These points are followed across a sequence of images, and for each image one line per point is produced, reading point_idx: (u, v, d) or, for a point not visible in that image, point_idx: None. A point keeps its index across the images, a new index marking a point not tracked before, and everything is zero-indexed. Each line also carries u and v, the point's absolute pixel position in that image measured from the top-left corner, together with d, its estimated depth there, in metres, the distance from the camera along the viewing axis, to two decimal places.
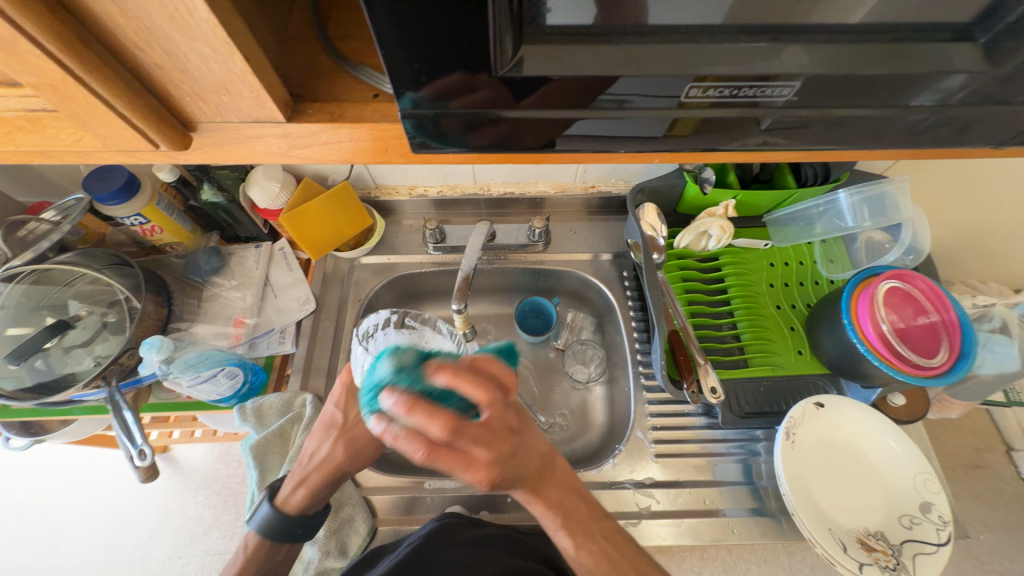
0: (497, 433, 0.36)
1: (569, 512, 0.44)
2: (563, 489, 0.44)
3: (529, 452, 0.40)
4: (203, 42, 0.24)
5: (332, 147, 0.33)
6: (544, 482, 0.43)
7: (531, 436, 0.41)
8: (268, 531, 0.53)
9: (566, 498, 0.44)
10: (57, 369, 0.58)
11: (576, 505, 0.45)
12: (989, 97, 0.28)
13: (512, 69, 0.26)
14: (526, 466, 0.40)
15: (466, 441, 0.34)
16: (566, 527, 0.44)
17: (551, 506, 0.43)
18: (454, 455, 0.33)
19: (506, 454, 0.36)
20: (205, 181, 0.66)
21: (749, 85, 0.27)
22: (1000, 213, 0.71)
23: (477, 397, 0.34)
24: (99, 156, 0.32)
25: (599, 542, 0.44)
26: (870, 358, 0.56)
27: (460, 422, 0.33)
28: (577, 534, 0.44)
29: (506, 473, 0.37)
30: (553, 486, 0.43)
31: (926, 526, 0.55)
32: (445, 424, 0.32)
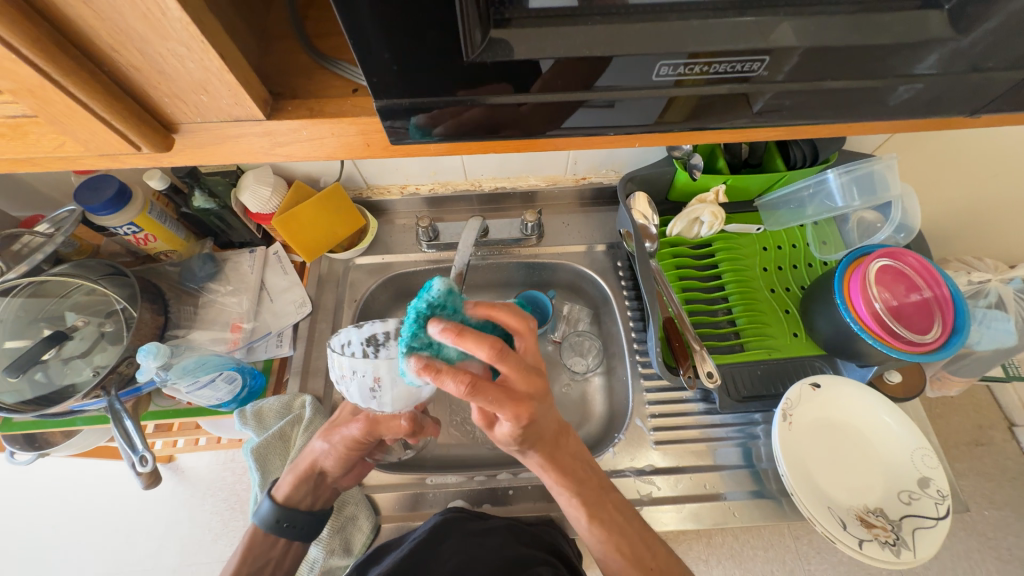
0: (535, 371, 0.39)
1: (581, 483, 0.47)
2: (577, 460, 0.47)
3: (550, 413, 0.43)
4: (176, 42, 0.24)
5: (313, 143, 0.33)
6: (560, 450, 0.46)
7: (551, 404, 0.44)
8: (260, 520, 0.57)
9: (579, 468, 0.48)
10: (57, 381, 0.58)
11: (595, 477, 0.48)
12: (965, 66, 0.28)
13: (480, 55, 0.26)
14: (546, 430, 0.44)
15: (509, 371, 0.37)
16: (579, 496, 0.47)
17: (566, 475, 0.46)
18: (496, 388, 0.37)
19: (535, 396, 0.39)
20: (197, 188, 0.66)
21: (719, 61, 0.27)
22: (990, 188, 0.71)
23: (514, 325, 0.40)
24: (82, 162, 0.32)
25: (612, 513, 0.47)
26: (864, 336, 0.56)
27: (506, 348, 0.36)
28: (591, 503, 0.47)
29: (526, 431, 0.41)
30: (569, 456, 0.47)
31: (924, 501, 0.55)
32: (493, 346, 0.35)
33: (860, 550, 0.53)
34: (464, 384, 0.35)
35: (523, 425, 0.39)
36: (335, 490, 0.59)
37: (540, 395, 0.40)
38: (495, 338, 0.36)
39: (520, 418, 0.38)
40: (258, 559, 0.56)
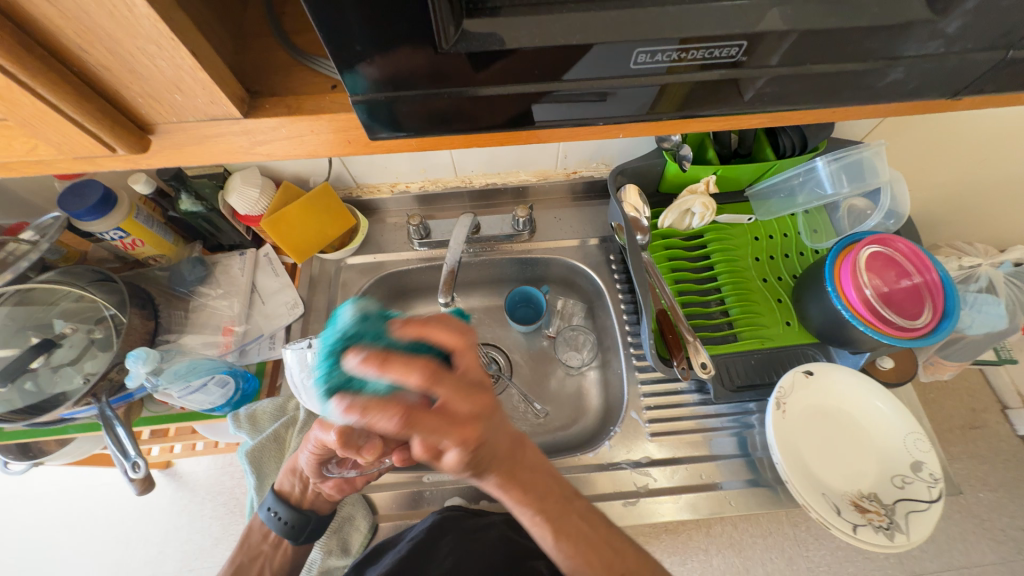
0: (471, 388, 0.37)
1: (542, 500, 0.45)
2: (537, 473, 0.45)
3: (499, 429, 0.40)
4: (146, 40, 0.24)
5: (293, 141, 0.33)
6: (517, 465, 0.43)
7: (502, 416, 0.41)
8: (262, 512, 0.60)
9: (538, 481, 0.45)
10: (47, 390, 0.58)
11: (555, 492, 0.46)
12: (945, 47, 0.28)
13: (454, 45, 0.26)
14: (497, 447, 0.40)
15: (444, 394, 0.35)
16: (542, 511, 0.44)
17: (527, 491, 0.44)
18: (437, 415, 0.35)
19: (479, 418, 0.37)
20: (182, 191, 0.65)
21: (698, 47, 0.27)
22: (977, 172, 0.71)
23: (451, 343, 0.38)
24: (56, 165, 0.31)
25: (578, 525, 0.46)
26: (855, 323, 0.56)
27: (438, 371, 0.35)
28: (554, 516, 0.45)
29: (476, 458, 0.38)
30: (528, 471, 0.44)
31: (917, 485, 0.56)
32: (421, 371, 0.34)
33: (855, 535, 0.53)
34: (396, 421, 0.33)
35: (470, 450, 0.36)
36: (326, 493, 0.58)
37: (488, 414, 0.38)
38: (425, 361, 0.35)
39: (468, 442, 0.36)
40: (250, 551, 0.59)
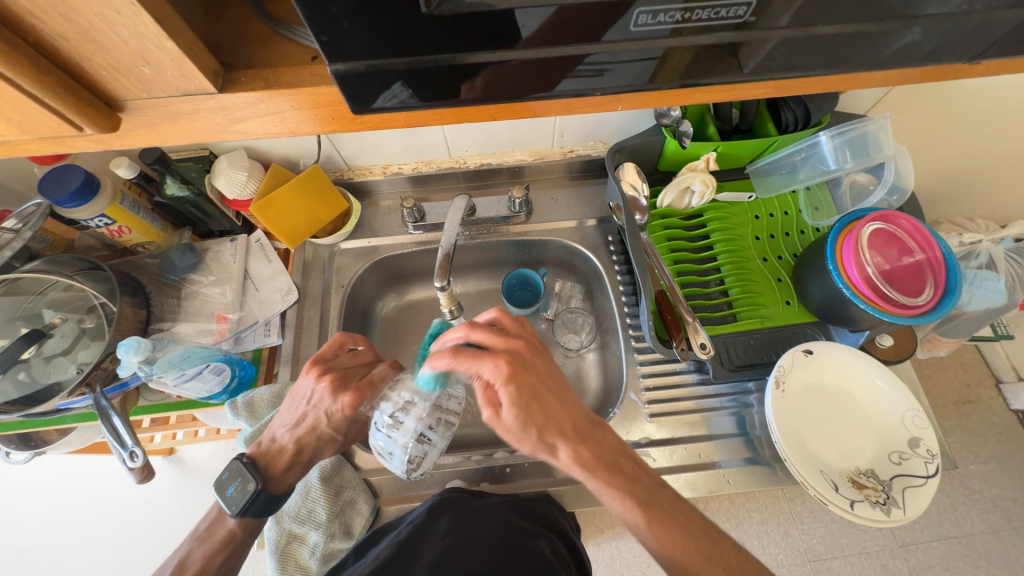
0: (527, 329, 0.48)
1: (621, 473, 0.42)
2: (617, 461, 0.43)
3: (565, 409, 0.43)
4: (104, 5, 0.22)
5: (272, 118, 0.31)
6: (596, 443, 0.43)
7: (564, 399, 0.44)
8: (254, 514, 0.53)
9: (618, 461, 0.43)
10: (41, 380, 0.57)
11: (628, 463, 0.43)
12: (966, 5, 0.26)
13: (440, 9, 0.24)
14: (548, 394, 0.43)
15: (480, 335, 0.44)
16: (633, 496, 0.41)
17: (611, 474, 0.42)
18: (473, 355, 0.42)
19: (513, 352, 0.43)
20: (167, 175, 0.63)
21: (704, 6, 0.25)
22: (981, 146, 0.70)
23: (467, 324, 0.45)
24: (24, 146, 0.30)
25: (669, 512, 0.41)
26: (856, 301, 0.55)
27: (472, 328, 0.45)
28: (642, 500, 0.41)
29: (530, 414, 0.41)
30: (608, 451, 0.43)
31: (914, 461, 0.56)
32: (462, 327, 0.45)
33: (852, 511, 0.54)
34: (452, 354, 0.42)
35: (507, 369, 0.42)
36: (328, 450, 0.59)
37: (523, 351, 0.44)
38: (466, 325, 0.45)
39: (505, 366, 0.42)
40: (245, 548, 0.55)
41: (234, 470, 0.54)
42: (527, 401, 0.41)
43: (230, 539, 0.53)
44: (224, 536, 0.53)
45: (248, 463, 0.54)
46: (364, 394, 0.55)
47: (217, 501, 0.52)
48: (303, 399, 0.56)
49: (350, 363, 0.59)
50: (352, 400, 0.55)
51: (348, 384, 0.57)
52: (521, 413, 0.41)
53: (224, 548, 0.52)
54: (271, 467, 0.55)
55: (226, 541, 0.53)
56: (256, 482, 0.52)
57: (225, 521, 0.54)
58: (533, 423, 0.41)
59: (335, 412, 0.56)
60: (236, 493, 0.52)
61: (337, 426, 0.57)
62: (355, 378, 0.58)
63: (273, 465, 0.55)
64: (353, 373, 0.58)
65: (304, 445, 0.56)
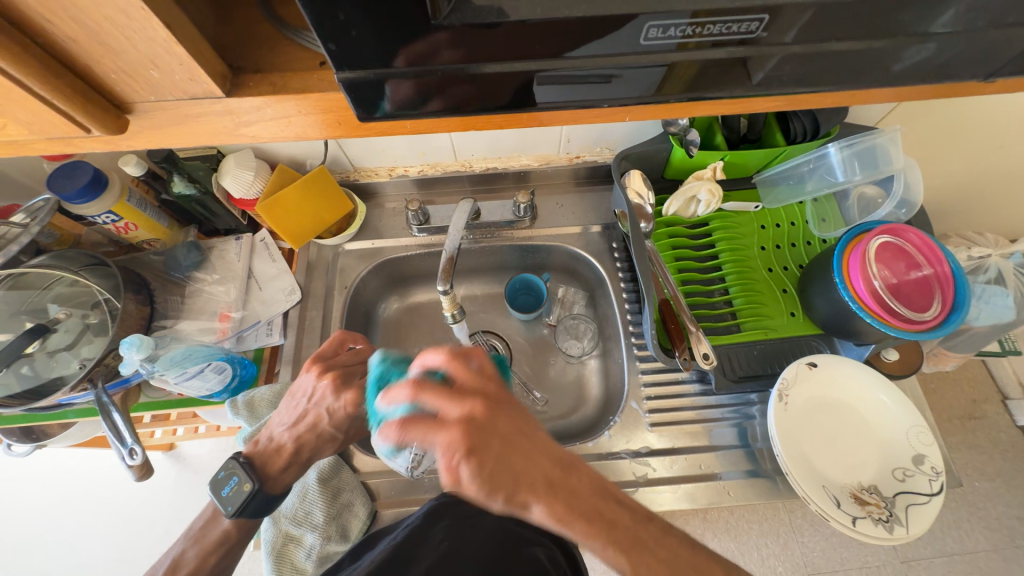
0: (485, 378, 0.42)
1: (599, 517, 0.38)
2: (594, 507, 0.38)
3: (530, 460, 0.38)
4: (115, 9, 0.22)
5: (279, 122, 0.31)
6: (569, 493, 0.38)
7: (528, 448, 0.39)
8: (249, 515, 0.53)
9: (594, 506, 0.38)
10: (44, 375, 0.57)
11: (609, 508, 0.39)
12: (980, 23, 0.26)
13: (449, 20, 0.24)
14: (513, 453, 0.38)
15: (427, 399, 0.39)
16: (613, 541, 0.37)
17: (588, 522, 0.37)
18: (423, 424, 0.37)
19: (466, 413, 0.38)
20: (174, 173, 0.64)
21: (714, 20, 0.25)
22: (992, 160, 0.69)
23: (407, 385, 0.39)
24: (33, 146, 0.30)
25: (658, 553, 0.38)
26: (862, 315, 0.55)
27: (418, 389, 0.39)
28: (625, 544, 0.37)
29: (495, 474, 0.37)
30: (582, 495, 0.39)
31: (918, 478, 0.55)
32: (406, 389, 0.39)
33: (854, 527, 0.53)
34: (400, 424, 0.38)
35: (460, 442, 0.36)
36: (327, 450, 0.59)
37: (479, 408, 0.39)
38: (407, 384, 0.40)
39: (456, 438, 0.37)
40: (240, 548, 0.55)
41: (231, 469, 0.54)
42: (488, 465, 0.37)
43: (223, 541, 0.53)
44: (219, 536, 0.53)
45: (244, 462, 0.54)
46: (367, 393, 0.56)
47: (213, 501, 0.52)
48: (303, 397, 0.57)
49: (351, 362, 0.60)
50: (354, 397, 0.56)
51: (350, 382, 0.57)
52: (483, 476, 0.36)
53: (215, 550, 0.52)
54: (267, 468, 0.55)
55: (220, 540, 0.53)
56: (252, 482, 0.52)
57: (217, 520, 0.54)
58: (499, 484, 0.37)
59: (337, 410, 0.56)
60: (232, 493, 0.52)
61: (338, 424, 0.57)
62: (356, 376, 0.58)
63: (270, 465, 0.55)
64: (355, 371, 0.59)
65: (303, 444, 0.56)
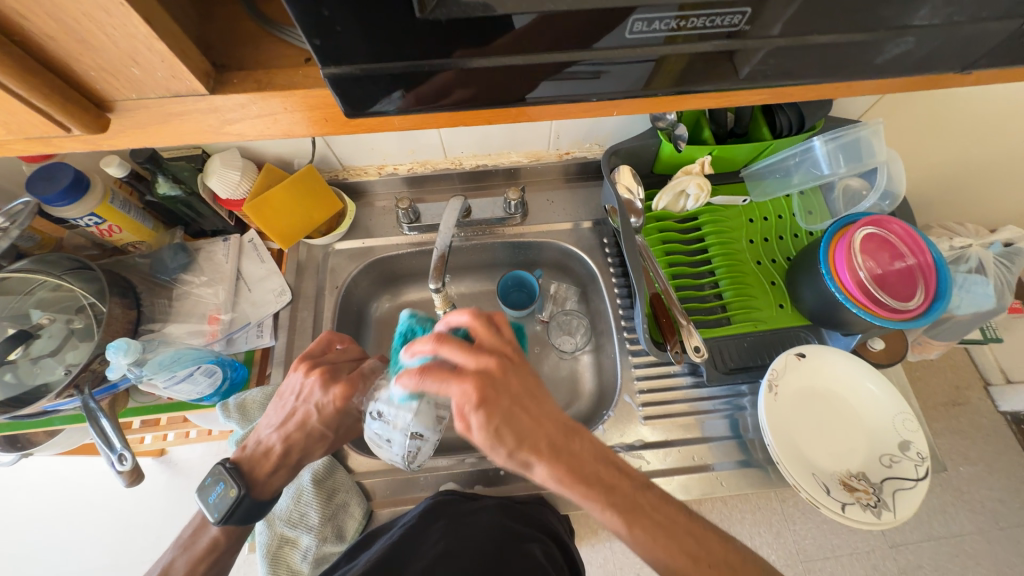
0: (508, 342, 0.44)
1: (600, 481, 0.40)
2: (597, 469, 0.41)
3: (541, 417, 0.41)
4: (93, 5, 0.22)
5: (265, 120, 0.31)
6: (571, 456, 0.41)
7: (540, 408, 0.42)
8: (236, 521, 0.52)
9: (596, 469, 0.41)
10: (28, 381, 0.56)
11: (608, 473, 0.41)
12: (958, 16, 0.27)
13: (436, 15, 0.24)
14: (523, 413, 0.41)
15: (448, 351, 0.41)
16: (611, 505, 0.39)
17: (589, 486, 0.40)
18: (441, 373, 0.40)
19: (485, 371, 0.41)
20: (158, 174, 0.62)
21: (699, 14, 0.25)
22: (971, 152, 0.70)
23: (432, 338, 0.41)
24: (11, 146, 0.30)
25: (653, 517, 0.40)
26: (848, 305, 0.56)
27: (442, 338, 0.42)
28: (624, 511, 0.39)
29: (502, 431, 0.40)
30: (584, 461, 0.41)
31: (905, 463, 0.57)
32: (431, 339, 0.41)
33: (844, 513, 0.54)
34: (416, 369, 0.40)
35: (475, 395, 0.40)
36: (317, 451, 0.58)
37: (501, 365, 0.42)
38: (433, 334, 0.42)
39: (473, 394, 0.40)
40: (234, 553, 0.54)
41: (218, 475, 0.53)
42: (500, 421, 0.40)
43: (215, 546, 0.52)
44: (207, 545, 0.52)
45: (231, 467, 0.53)
46: (355, 387, 0.56)
47: (200, 508, 0.52)
48: (291, 396, 0.57)
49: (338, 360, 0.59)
50: (342, 391, 0.56)
51: (338, 377, 0.57)
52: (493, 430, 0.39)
53: (210, 554, 0.52)
54: (255, 472, 0.54)
55: (209, 549, 0.52)
56: (238, 488, 0.51)
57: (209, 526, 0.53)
58: (510, 441, 0.40)
59: (325, 405, 0.56)
60: (218, 500, 0.52)
61: (327, 421, 0.56)
62: (343, 371, 0.58)
63: (258, 470, 0.54)
64: (342, 367, 0.59)
65: (292, 445, 0.56)
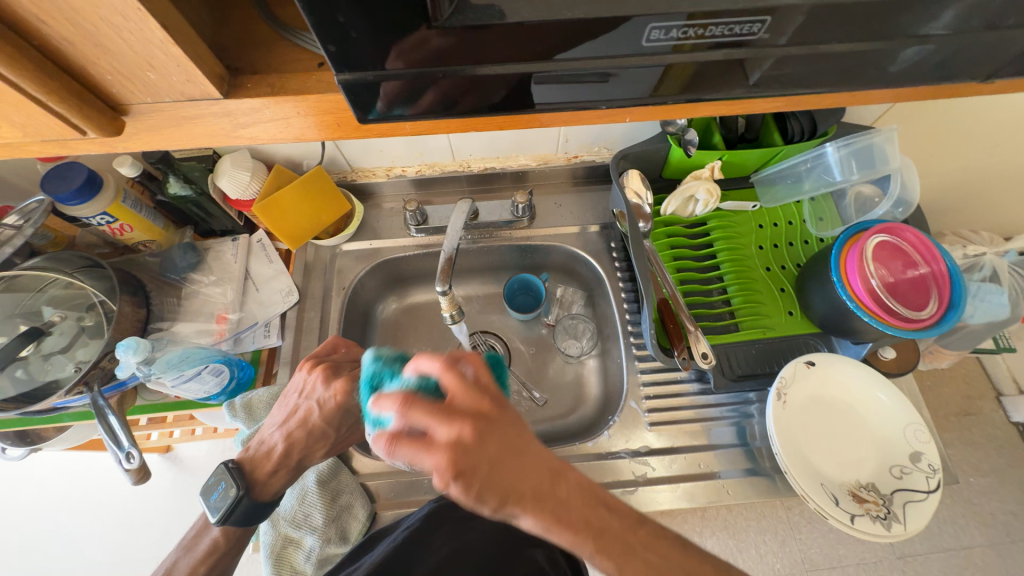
0: (482, 390, 0.36)
1: (592, 526, 0.34)
2: (587, 519, 0.34)
3: (520, 469, 0.34)
4: (111, 10, 0.22)
5: (277, 124, 0.31)
6: (558, 506, 0.34)
7: (519, 458, 0.34)
8: (236, 521, 0.52)
9: (586, 516, 0.35)
10: (38, 378, 0.56)
11: (597, 516, 0.35)
12: (980, 24, 0.26)
13: (452, 22, 0.24)
14: (503, 467, 0.34)
15: (415, 415, 0.34)
16: (601, 549, 0.34)
17: (578, 535, 0.34)
18: (412, 442, 0.33)
19: (457, 432, 0.33)
20: (169, 174, 0.63)
21: (715, 22, 0.25)
22: (987, 159, 0.69)
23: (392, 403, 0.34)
24: (27, 147, 0.30)
25: (648, 558, 0.35)
26: (860, 314, 0.55)
27: (409, 400, 0.34)
28: (615, 557, 0.34)
29: (483, 490, 0.33)
30: (571, 510, 0.34)
31: (916, 475, 0.56)
32: (394, 403, 0.34)
33: (853, 525, 0.53)
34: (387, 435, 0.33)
35: (449, 468, 0.32)
36: (317, 452, 0.57)
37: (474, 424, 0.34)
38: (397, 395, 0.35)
39: (445, 468, 0.32)
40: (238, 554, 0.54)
41: (220, 476, 0.53)
42: (480, 486, 0.33)
43: (220, 545, 0.53)
44: (208, 546, 0.52)
45: (233, 467, 0.53)
46: (357, 381, 0.56)
47: (202, 508, 0.52)
48: (294, 394, 0.57)
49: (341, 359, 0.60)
50: (344, 385, 0.55)
51: (340, 374, 0.57)
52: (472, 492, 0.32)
53: (215, 553, 0.52)
54: (256, 473, 0.54)
55: (209, 551, 0.52)
56: (237, 488, 0.52)
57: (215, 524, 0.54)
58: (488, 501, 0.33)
59: (326, 401, 0.55)
60: (219, 499, 0.52)
61: (329, 418, 0.56)
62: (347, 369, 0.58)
63: (259, 470, 0.54)
64: (345, 365, 0.59)
65: (293, 444, 0.55)
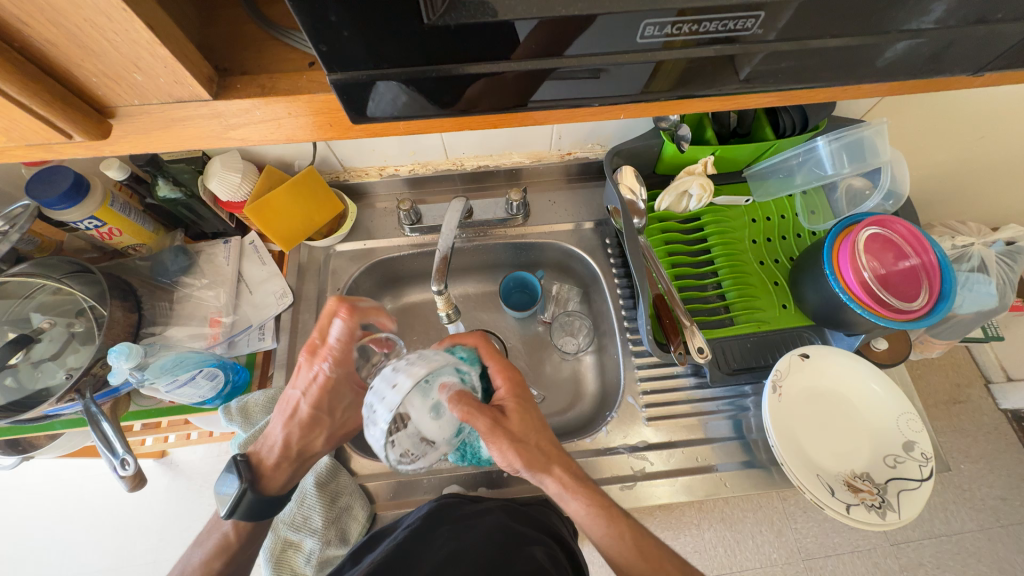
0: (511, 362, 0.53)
1: (594, 489, 0.50)
2: (585, 479, 0.51)
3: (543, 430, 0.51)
4: (93, 10, 0.22)
5: (269, 124, 0.31)
6: (568, 465, 0.51)
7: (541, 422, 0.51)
8: (243, 516, 0.51)
9: (588, 484, 0.50)
10: (29, 386, 0.56)
11: (592, 488, 0.50)
12: (970, 17, 0.26)
13: (444, 19, 0.23)
14: (533, 430, 0.49)
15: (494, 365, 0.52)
16: (609, 516, 0.48)
17: (588, 493, 0.49)
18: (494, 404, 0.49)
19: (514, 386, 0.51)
20: (158, 176, 0.62)
21: (709, 18, 0.25)
22: (975, 151, 0.70)
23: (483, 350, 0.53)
24: (11, 152, 0.29)
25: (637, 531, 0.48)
26: (852, 306, 0.56)
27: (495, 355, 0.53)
28: (617, 522, 0.48)
29: (524, 426, 0.48)
30: (579, 474, 0.51)
31: (909, 463, 0.57)
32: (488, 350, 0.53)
33: (848, 514, 0.54)
34: (479, 345, 0.53)
35: (509, 395, 0.50)
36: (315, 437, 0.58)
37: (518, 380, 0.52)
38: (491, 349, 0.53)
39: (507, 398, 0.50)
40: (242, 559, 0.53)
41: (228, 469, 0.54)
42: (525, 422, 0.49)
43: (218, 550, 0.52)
44: (220, 541, 0.53)
45: (240, 460, 0.54)
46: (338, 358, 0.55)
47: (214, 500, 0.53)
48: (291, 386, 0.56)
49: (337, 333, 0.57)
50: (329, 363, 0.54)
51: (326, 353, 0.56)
52: (520, 423, 0.48)
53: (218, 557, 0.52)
54: (261, 466, 0.54)
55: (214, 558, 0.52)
56: (241, 482, 0.51)
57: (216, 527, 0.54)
58: (520, 439, 0.47)
59: (312, 384, 0.55)
60: (227, 493, 0.52)
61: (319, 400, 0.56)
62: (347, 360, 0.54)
63: (263, 465, 0.54)
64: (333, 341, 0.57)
65: (292, 433, 0.56)
